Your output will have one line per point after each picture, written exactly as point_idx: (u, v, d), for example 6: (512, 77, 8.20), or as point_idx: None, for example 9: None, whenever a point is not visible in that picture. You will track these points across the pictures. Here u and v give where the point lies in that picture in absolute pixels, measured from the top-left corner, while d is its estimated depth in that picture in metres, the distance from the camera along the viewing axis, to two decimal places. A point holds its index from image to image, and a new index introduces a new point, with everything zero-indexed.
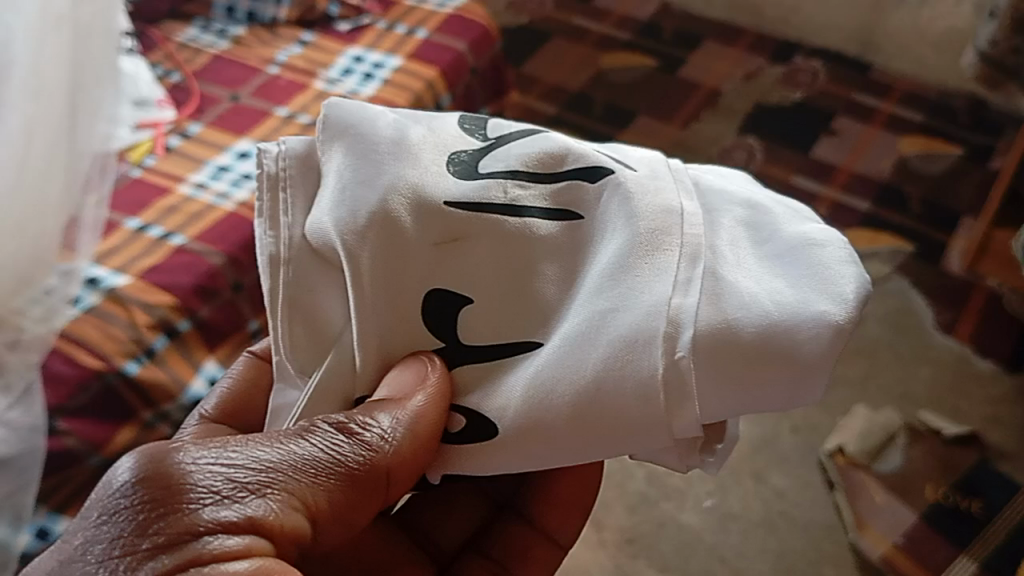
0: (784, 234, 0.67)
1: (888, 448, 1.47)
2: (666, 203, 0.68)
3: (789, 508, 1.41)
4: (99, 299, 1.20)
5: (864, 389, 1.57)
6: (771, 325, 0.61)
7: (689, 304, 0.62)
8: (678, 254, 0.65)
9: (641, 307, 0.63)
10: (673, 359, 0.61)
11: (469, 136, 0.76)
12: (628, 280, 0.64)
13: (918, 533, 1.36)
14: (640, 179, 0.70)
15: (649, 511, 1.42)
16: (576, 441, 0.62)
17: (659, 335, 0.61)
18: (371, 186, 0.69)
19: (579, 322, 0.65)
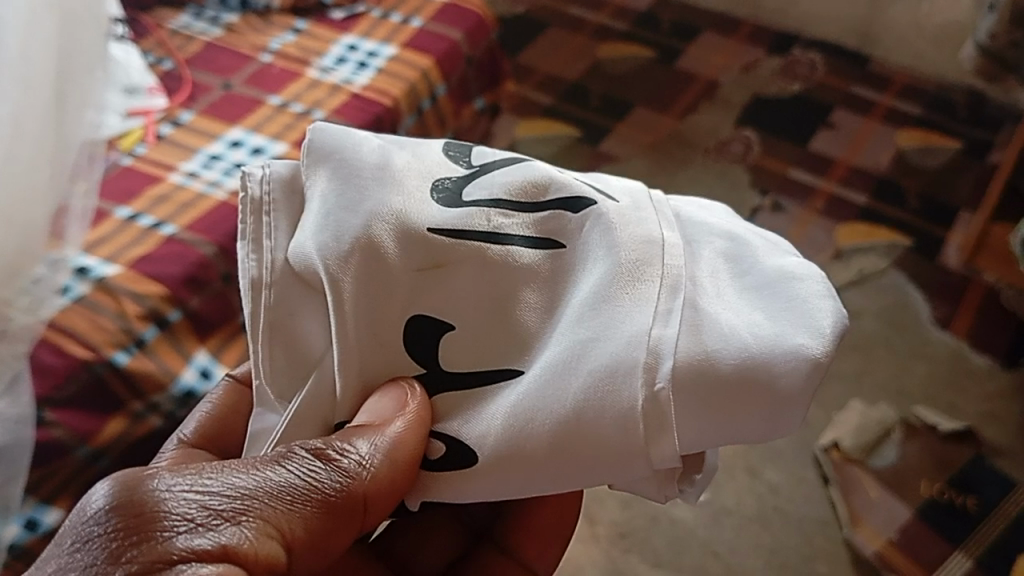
0: (764, 267, 0.66)
1: (883, 443, 1.46)
2: (647, 233, 0.67)
3: (782, 503, 1.40)
4: (88, 289, 1.19)
5: (859, 384, 1.56)
6: (749, 357, 0.60)
7: (668, 335, 0.61)
8: (659, 285, 0.64)
9: (621, 338, 0.62)
10: (652, 391, 0.60)
11: (453, 162, 0.75)
12: (609, 311, 0.63)
13: (912, 529, 1.35)
14: (622, 209, 0.69)
15: (642, 505, 1.40)
16: (556, 472, 0.61)
17: (639, 366, 0.60)
18: (356, 214, 0.67)
19: (559, 351, 0.64)
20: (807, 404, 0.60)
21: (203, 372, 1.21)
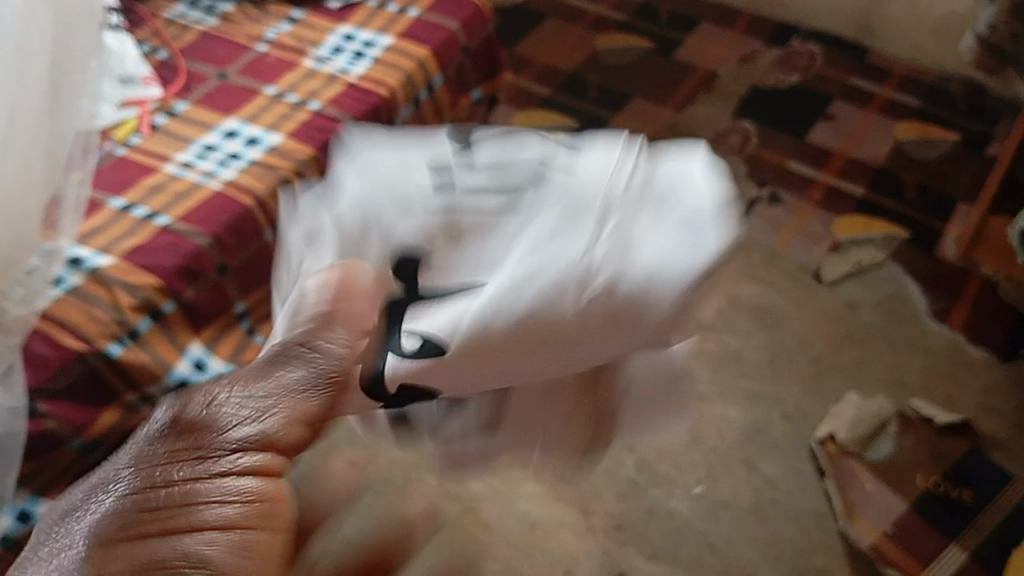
0: (677, 188, 0.70)
1: (879, 436, 1.45)
2: (580, 176, 0.72)
3: (778, 496, 1.38)
4: (82, 280, 1.22)
5: (856, 377, 1.55)
6: (638, 278, 0.65)
7: (590, 254, 0.66)
8: (577, 211, 0.69)
9: (545, 256, 0.66)
10: (574, 298, 0.64)
11: (452, 139, 0.79)
12: (534, 236, 0.68)
13: (908, 521, 1.34)
14: (563, 165, 0.74)
15: (638, 498, 1.38)
16: (500, 362, 0.66)
17: (562, 279, 0.65)
18: (320, 248, 0.71)
19: (494, 267, 0.68)
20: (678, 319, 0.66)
21: (196, 364, 1.31)
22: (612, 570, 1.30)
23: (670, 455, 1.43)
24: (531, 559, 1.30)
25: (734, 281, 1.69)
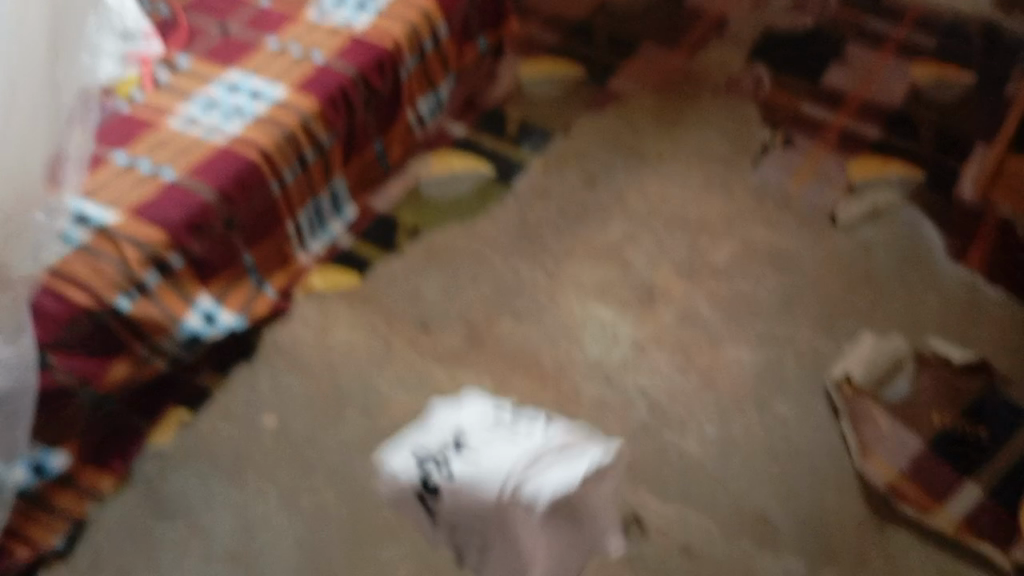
0: (564, 465, 1.14)
1: (894, 376, 1.43)
2: (524, 438, 1.19)
3: (792, 435, 1.36)
4: (88, 236, 1.22)
5: (871, 316, 1.52)
6: (532, 493, 1.10)
7: (517, 477, 1.11)
8: (507, 458, 1.14)
9: (488, 468, 1.13)
10: (502, 493, 1.10)
11: (483, 413, 1.25)
12: (477, 463, 1.14)
13: (924, 459, 1.32)
14: (520, 430, 1.21)
15: (650, 438, 1.35)
16: (470, 526, 1.13)
17: (495, 484, 1.11)
18: (423, 437, 1.21)
19: (458, 466, 1.14)
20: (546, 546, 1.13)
21: (207, 316, 1.33)
22: (626, 512, 1.27)
23: (683, 397, 1.40)
24: None
25: (746, 223, 1.66)
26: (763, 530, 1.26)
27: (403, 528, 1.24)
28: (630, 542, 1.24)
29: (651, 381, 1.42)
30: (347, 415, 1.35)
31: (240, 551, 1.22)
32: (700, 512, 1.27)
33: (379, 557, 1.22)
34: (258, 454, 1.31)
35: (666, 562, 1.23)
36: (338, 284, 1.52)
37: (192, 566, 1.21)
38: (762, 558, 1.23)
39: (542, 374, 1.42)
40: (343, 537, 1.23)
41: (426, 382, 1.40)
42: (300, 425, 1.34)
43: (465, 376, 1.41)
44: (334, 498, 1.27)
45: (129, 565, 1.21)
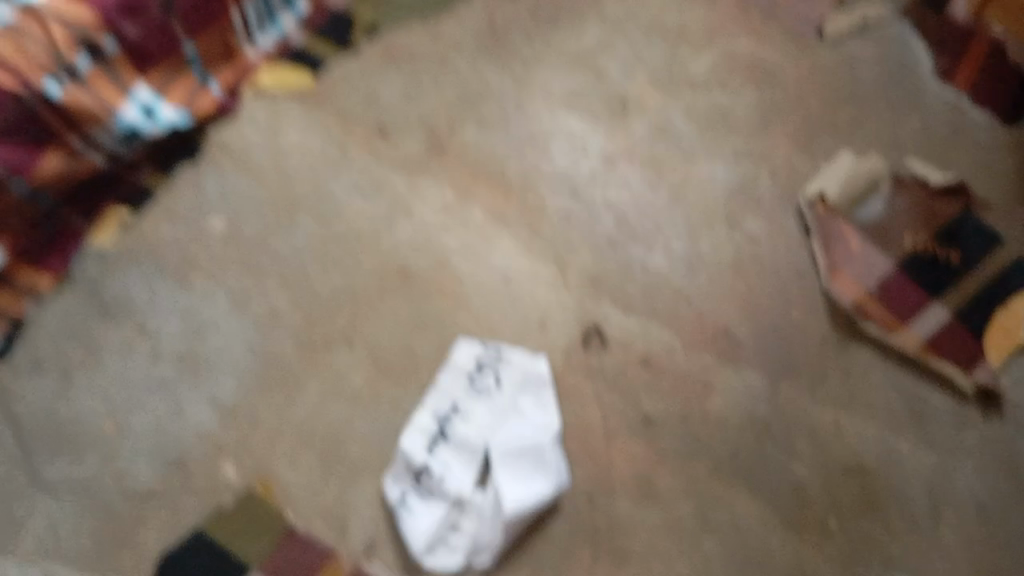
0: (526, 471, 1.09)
1: (868, 197, 1.35)
2: (501, 427, 1.12)
3: (759, 251, 1.30)
4: (14, 15, 1.08)
5: (852, 137, 1.43)
6: (475, 536, 1.06)
7: (463, 493, 1.08)
8: (471, 455, 1.11)
9: (442, 481, 1.09)
10: (438, 532, 1.06)
11: (483, 381, 1.16)
12: (438, 483, 1.09)
13: (895, 282, 1.26)
14: (503, 412, 1.14)
15: (615, 253, 1.28)
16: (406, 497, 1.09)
17: (441, 496, 1.08)
18: (414, 426, 1.13)
19: (407, 488, 1.09)
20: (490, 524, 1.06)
21: (148, 112, 1.24)
22: (586, 326, 1.22)
23: (651, 213, 1.33)
24: (504, 311, 1.22)
25: (731, 30, 1.53)
26: (724, 347, 1.22)
27: (359, 335, 1.20)
28: (588, 355, 1.20)
29: (619, 195, 1.34)
30: (300, 220, 1.28)
31: (188, 353, 1.18)
32: (663, 326, 1.23)
33: (333, 363, 1.18)
34: (205, 257, 1.25)
35: (624, 373, 1.19)
36: (292, 84, 1.39)
37: (137, 368, 1.17)
38: (722, 373, 1.20)
39: (505, 184, 1.33)
40: (296, 341, 1.19)
41: (383, 188, 1.31)
42: (251, 225, 1.27)
43: (424, 183, 1.32)
44: (286, 303, 1.21)
45: (71, 366, 1.17)
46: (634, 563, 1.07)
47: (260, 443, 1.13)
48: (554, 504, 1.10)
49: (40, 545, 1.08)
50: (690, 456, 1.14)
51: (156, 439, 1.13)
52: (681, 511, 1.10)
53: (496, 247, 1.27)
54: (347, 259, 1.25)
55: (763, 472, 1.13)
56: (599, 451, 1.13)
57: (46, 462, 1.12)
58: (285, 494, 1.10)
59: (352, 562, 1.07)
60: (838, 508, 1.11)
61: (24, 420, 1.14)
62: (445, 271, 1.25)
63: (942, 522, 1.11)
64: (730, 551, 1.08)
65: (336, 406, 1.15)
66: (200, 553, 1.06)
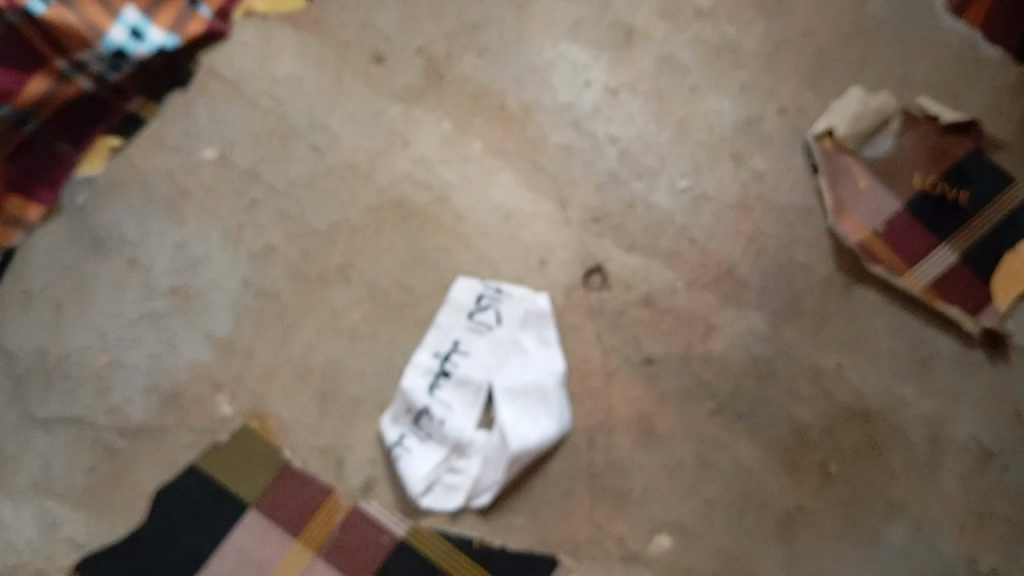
0: (526, 413, 1.07)
1: (878, 134, 1.30)
2: (502, 366, 1.10)
3: (766, 192, 1.26)
4: None
5: (859, 73, 1.35)
6: (476, 478, 1.05)
7: (463, 435, 1.07)
8: (472, 396, 1.09)
9: (441, 422, 1.08)
10: (438, 474, 1.06)
11: (484, 320, 1.14)
12: (437, 425, 1.08)
13: (901, 222, 1.23)
14: (504, 351, 1.11)
15: (617, 190, 1.24)
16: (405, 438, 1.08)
17: (441, 438, 1.07)
18: (415, 367, 1.11)
19: (406, 430, 1.08)
20: (491, 466, 1.05)
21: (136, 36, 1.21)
22: (587, 263, 1.19)
23: (654, 148, 1.28)
24: (503, 247, 1.19)
25: None
26: (728, 286, 1.19)
27: (355, 270, 1.17)
28: (589, 293, 1.17)
29: (623, 130, 1.29)
30: (294, 150, 1.24)
31: (182, 287, 1.16)
32: (665, 265, 1.20)
33: (330, 299, 1.15)
34: (198, 189, 1.21)
35: (626, 312, 1.16)
36: (283, 4, 1.33)
37: (129, 300, 1.15)
38: (725, 313, 1.17)
39: (505, 116, 1.28)
40: (291, 276, 1.16)
41: (380, 118, 1.26)
42: (244, 156, 1.23)
43: (421, 114, 1.27)
44: (281, 237, 1.18)
45: (62, 298, 1.15)
46: (634, 504, 1.07)
47: (256, 379, 1.11)
48: (555, 444, 1.08)
49: (34, 481, 1.06)
50: (692, 397, 1.12)
51: (149, 371, 1.11)
52: (682, 452, 1.10)
53: (496, 183, 1.23)
54: (343, 192, 1.21)
55: (764, 413, 1.12)
56: (600, 391, 1.12)
57: (37, 397, 1.10)
58: (283, 430, 1.09)
59: (350, 499, 1.06)
60: (839, 451, 1.11)
61: (15, 353, 1.12)
62: (443, 206, 1.21)
63: (945, 466, 1.11)
64: (730, 493, 1.08)
65: (333, 342, 1.13)
66: (197, 490, 1.06)
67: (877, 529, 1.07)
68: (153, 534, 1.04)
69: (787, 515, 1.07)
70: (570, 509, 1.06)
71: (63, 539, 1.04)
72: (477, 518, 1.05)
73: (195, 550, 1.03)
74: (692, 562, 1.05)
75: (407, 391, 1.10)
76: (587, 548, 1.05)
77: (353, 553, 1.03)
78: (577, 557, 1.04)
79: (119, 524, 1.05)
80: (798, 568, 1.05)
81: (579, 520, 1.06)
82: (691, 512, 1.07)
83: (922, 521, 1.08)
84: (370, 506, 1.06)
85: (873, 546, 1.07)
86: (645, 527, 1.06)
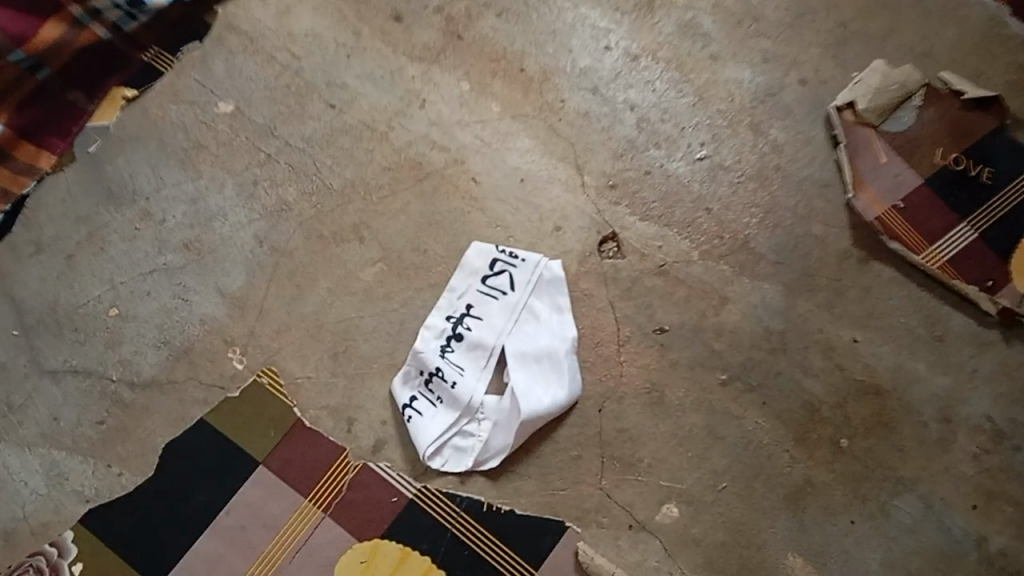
0: (538, 380, 1.08)
1: (901, 106, 1.25)
2: (516, 332, 1.10)
3: (786, 163, 1.22)
4: None
5: (882, 46, 1.28)
6: (486, 443, 1.06)
7: (473, 400, 1.07)
8: (485, 362, 1.09)
9: (453, 387, 1.08)
10: (448, 438, 1.06)
11: (498, 284, 1.13)
12: (448, 390, 1.08)
13: (920, 198, 1.21)
14: (518, 317, 1.11)
15: (634, 158, 1.21)
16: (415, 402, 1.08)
17: (452, 403, 1.08)
18: (428, 330, 1.11)
19: (418, 394, 1.08)
20: (501, 432, 1.06)
21: None
22: (603, 230, 1.17)
23: (673, 116, 1.24)
24: (518, 212, 1.18)
25: None
26: (743, 257, 1.17)
27: (369, 230, 1.16)
28: (603, 261, 1.16)
29: (642, 96, 1.25)
30: (311, 106, 1.22)
31: (194, 241, 1.15)
32: (681, 234, 1.18)
33: (343, 258, 1.15)
34: (213, 143, 1.20)
35: (640, 281, 1.15)
36: None
37: (140, 253, 1.14)
38: (740, 284, 1.16)
39: (524, 78, 1.25)
40: (305, 234, 1.15)
41: (398, 77, 1.24)
42: (261, 111, 1.21)
43: (439, 74, 1.25)
44: (296, 194, 1.18)
45: (72, 249, 1.14)
46: (641, 474, 1.07)
47: (267, 337, 1.11)
48: (565, 410, 1.08)
49: (42, 432, 1.07)
50: (703, 369, 1.12)
51: (160, 326, 1.11)
52: (692, 423, 1.09)
53: (512, 146, 1.21)
54: (359, 151, 1.20)
55: (775, 386, 1.12)
56: (611, 359, 1.11)
57: (46, 347, 1.10)
58: (293, 388, 1.09)
59: (359, 459, 1.06)
60: (850, 427, 1.11)
61: (24, 303, 1.12)
62: (460, 168, 1.20)
63: (955, 445, 1.10)
64: (739, 465, 1.08)
65: (346, 302, 1.13)
66: (206, 445, 1.06)
67: (885, 505, 1.08)
68: (163, 488, 1.04)
69: (795, 489, 1.08)
70: (579, 476, 1.06)
71: (70, 490, 1.04)
72: (486, 482, 1.05)
73: (204, 506, 1.04)
74: (700, 532, 1.06)
75: (419, 355, 1.09)
76: (594, 515, 1.05)
77: (361, 513, 1.04)
78: (584, 525, 1.05)
79: (127, 477, 1.05)
80: (803, 541, 1.06)
81: (587, 488, 1.06)
82: (699, 483, 1.07)
83: (930, 499, 1.08)
84: (379, 467, 1.06)
85: (880, 522, 1.07)
86: (653, 496, 1.06)
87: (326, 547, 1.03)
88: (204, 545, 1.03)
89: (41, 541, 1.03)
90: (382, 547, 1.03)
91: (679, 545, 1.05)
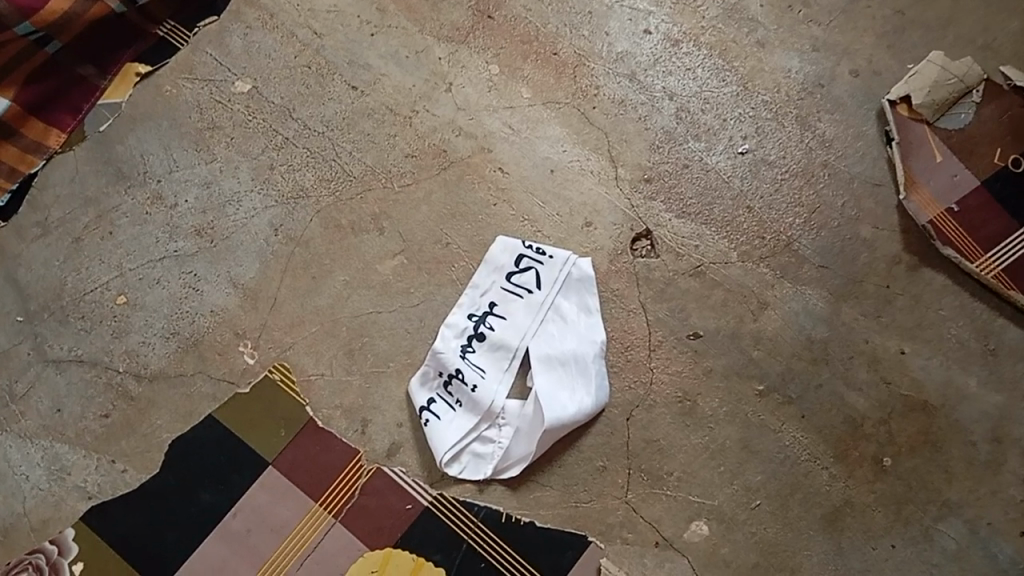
0: (564, 386, 1.02)
1: (959, 100, 1.16)
2: (541, 334, 1.04)
3: (834, 160, 1.15)
4: None
5: (941, 35, 1.20)
6: (506, 451, 1.01)
7: (494, 406, 1.02)
8: (508, 365, 1.04)
9: (473, 392, 1.03)
10: (467, 445, 1.01)
11: (523, 282, 1.07)
12: (468, 395, 1.03)
13: (977, 202, 1.12)
14: (543, 318, 1.05)
15: (673, 149, 1.15)
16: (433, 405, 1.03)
17: (472, 408, 1.02)
18: (449, 328, 1.05)
19: (436, 397, 1.03)
20: (523, 440, 1.01)
21: None
22: (636, 227, 1.11)
23: (715, 106, 1.17)
24: (547, 205, 1.12)
25: None
26: (785, 260, 1.10)
27: (389, 220, 1.10)
28: (635, 259, 1.09)
29: (682, 84, 1.18)
30: (332, 87, 1.16)
31: (206, 226, 1.10)
32: (720, 234, 1.11)
33: (361, 249, 1.09)
34: (229, 124, 1.14)
35: (674, 282, 1.09)
36: None
37: (150, 238, 1.09)
38: (781, 288, 1.09)
39: (557, 62, 1.18)
40: (322, 222, 1.10)
41: (424, 58, 1.17)
42: (278, 91, 1.16)
43: (468, 56, 1.18)
44: (313, 180, 1.12)
45: (80, 232, 1.09)
46: (670, 488, 1.01)
47: (279, 331, 1.06)
48: (591, 418, 1.03)
49: (44, 423, 1.02)
50: (739, 378, 1.05)
51: (169, 316, 1.06)
52: (726, 436, 1.03)
53: (543, 133, 1.15)
54: (381, 136, 1.14)
55: (816, 399, 1.05)
56: (641, 364, 1.05)
57: (51, 335, 1.06)
58: (306, 386, 1.04)
59: (373, 463, 1.01)
60: (893, 445, 1.04)
61: (31, 288, 1.07)
62: (486, 157, 1.13)
63: (1006, 467, 1.03)
64: (774, 482, 1.02)
65: (363, 295, 1.07)
66: (214, 444, 1.01)
67: (928, 530, 1.01)
68: (168, 486, 1.00)
69: (833, 509, 1.01)
70: (604, 489, 1.01)
71: (72, 485, 1.00)
72: (506, 492, 1.00)
73: (210, 507, 0.99)
74: (730, 553, 1.00)
75: (438, 356, 1.04)
76: (619, 530, 1.00)
77: (374, 520, 0.99)
78: (608, 541, 0.99)
79: (131, 473, 1.01)
80: (840, 565, 1.00)
81: (612, 501, 1.00)
82: (731, 499, 1.01)
83: (976, 524, 1.01)
84: (393, 472, 1.01)
85: (923, 547, 1.01)
86: (681, 513, 1.01)
87: (337, 555, 0.98)
88: (208, 549, 0.98)
89: (41, 537, 0.99)
90: (395, 557, 0.98)
91: (708, 565, 0.99)
